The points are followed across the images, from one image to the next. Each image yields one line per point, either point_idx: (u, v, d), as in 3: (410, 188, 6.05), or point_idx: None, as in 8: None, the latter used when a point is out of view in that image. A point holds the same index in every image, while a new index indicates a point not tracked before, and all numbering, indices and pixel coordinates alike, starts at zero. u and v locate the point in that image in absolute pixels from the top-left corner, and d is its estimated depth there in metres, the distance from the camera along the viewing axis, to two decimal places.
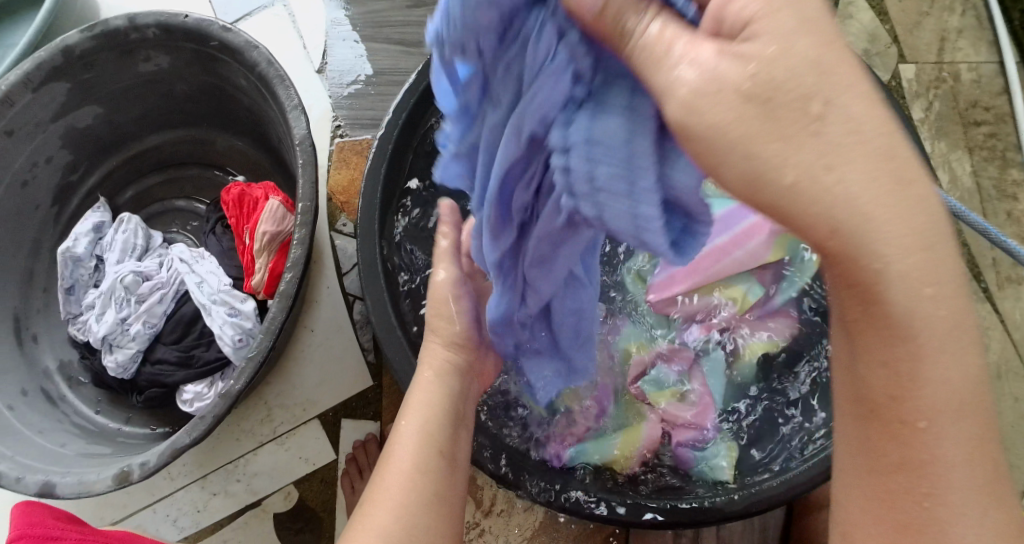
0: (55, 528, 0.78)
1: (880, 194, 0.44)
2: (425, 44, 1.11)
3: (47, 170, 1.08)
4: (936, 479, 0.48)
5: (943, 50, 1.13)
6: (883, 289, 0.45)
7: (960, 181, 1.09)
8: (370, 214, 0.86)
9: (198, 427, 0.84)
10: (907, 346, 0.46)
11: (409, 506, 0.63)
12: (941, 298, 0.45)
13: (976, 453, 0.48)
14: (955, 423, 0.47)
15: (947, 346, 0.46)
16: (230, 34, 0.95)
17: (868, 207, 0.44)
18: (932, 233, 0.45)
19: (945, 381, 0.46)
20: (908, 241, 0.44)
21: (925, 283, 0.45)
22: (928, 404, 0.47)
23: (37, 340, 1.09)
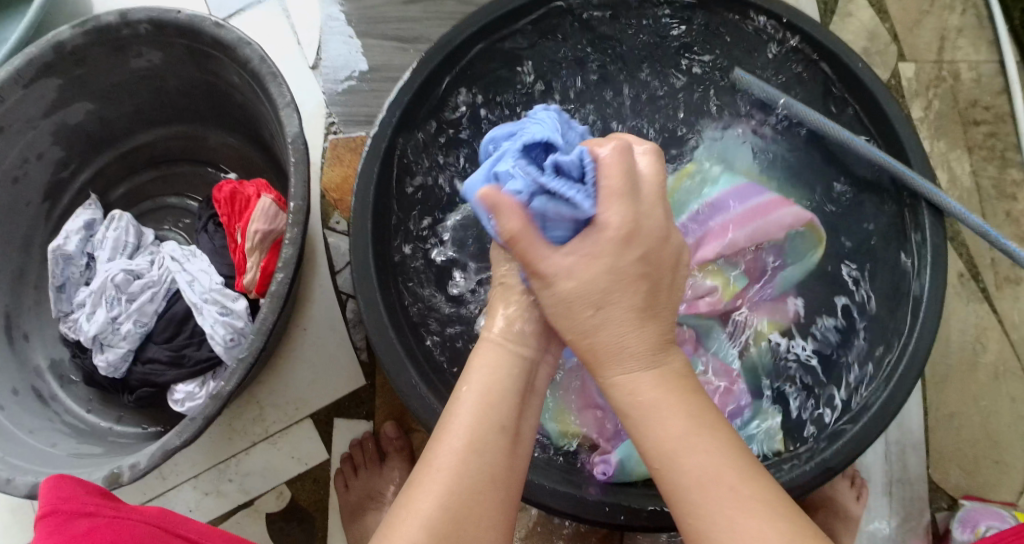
0: (88, 504, 0.69)
1: (620, 333, 0.66)
2: (420, 41, 1.10)
3: (38, 166, 1.07)
4: (717, 537, 0.59)
5: (943, 49, 1.12)
6: (647, 429, 0.63)
7: (959, 181, 1.08)
8: (362, 213, 0.85)
9: (189, 428, 0.83)
10: (639, 419, 0.64)
11: (459, 488, 0.61)
12: (671, 376, 0.65)
13: (750, 505, 0.59)
14: (712, 483, 0.60)
15: (681, 409, 0.63)
16: (223, 30, 0.94)
17: (608, 342, 0.66)
18: (659, 341, 0.66)
19: (677, 436, 0.62)
20: (626, 351, 0.65)
21: (658, 387, 0.64)
22: (671, 459, 0.62)
23: (27, 338, 1.08)
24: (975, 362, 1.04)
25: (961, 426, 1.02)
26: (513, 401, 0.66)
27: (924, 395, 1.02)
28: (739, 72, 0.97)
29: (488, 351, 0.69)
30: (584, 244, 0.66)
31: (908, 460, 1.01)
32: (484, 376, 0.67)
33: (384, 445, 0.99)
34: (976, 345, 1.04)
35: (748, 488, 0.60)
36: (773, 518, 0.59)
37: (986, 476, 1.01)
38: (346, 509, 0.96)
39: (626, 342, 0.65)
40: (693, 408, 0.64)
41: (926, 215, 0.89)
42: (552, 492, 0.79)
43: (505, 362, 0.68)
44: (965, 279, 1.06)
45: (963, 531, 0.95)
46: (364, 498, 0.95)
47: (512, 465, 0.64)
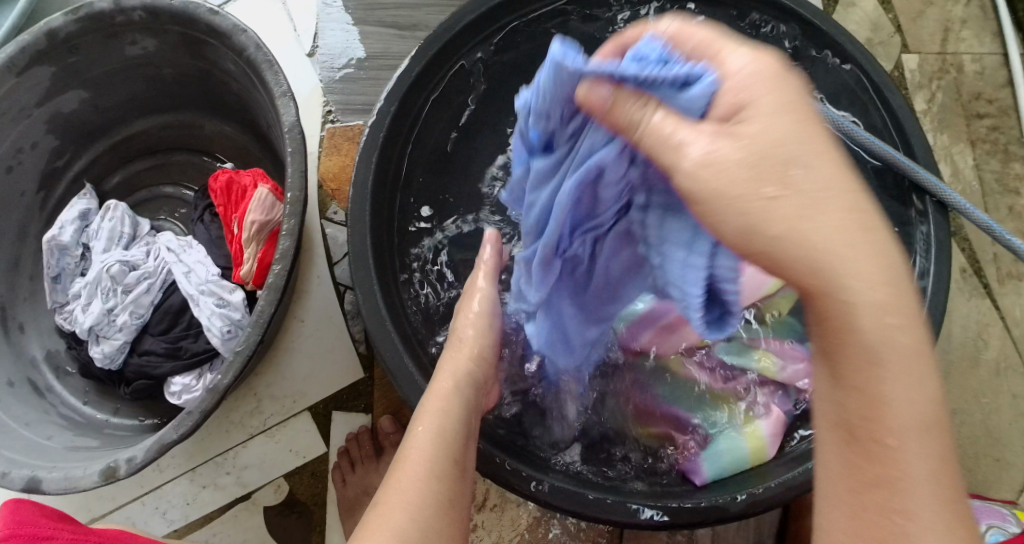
0: (44, 528, 0.77)
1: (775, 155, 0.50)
2: (419, 28, 1.08)
3: (32, 156, 1.05)
4: (909, 465, 0.50)
5: (946, 40, 1.11)
6: (852, 307, 0.49)
7: (962, 175, 1.07)
8: (360, 205, 0.84)
9: (185, 422, 0.83)
10: (875, 369, 0.50)
11: (422, 508, 0.61)
12: (908, 318, 0.50)
13: (908, 381, 0.50)
14: (900, 379, 0.49)
15: (907, 372, 0.50)
16: (217, 17, 0.92)
17: (779, 159, 0.50)
18: (894, 276, 0.50)
19: (904, 396, 0.50)
20: (855, 266, 0.49)
21: (887, 305, 0.49)
22: (886, 414, 0.50)
23: (23, 330, 1.07)
24: (976, 358, 1.03)
25: (962, 422, 1.02)
26: (457, 422, 0.68)
27: None
28: None
29: (457, 358, 0.73)
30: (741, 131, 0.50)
31: None
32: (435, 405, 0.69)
33: (380, 439, 0.98)
34: (977, 340, 1.04)
35: (919, 364, 0.50)
36: (916, 433, 0.50)
37: (987, 473, 1.01)
38: (344, 504, 0.96)
39: (746, 211, 0.50)
40: (925, 376, 0.50)
41: (930, 209, 0.88)
42: (552, 490, 0.79)
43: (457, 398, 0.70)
44: (967, 275, 1.05)
45: None
46: (361, 494, 0.95)
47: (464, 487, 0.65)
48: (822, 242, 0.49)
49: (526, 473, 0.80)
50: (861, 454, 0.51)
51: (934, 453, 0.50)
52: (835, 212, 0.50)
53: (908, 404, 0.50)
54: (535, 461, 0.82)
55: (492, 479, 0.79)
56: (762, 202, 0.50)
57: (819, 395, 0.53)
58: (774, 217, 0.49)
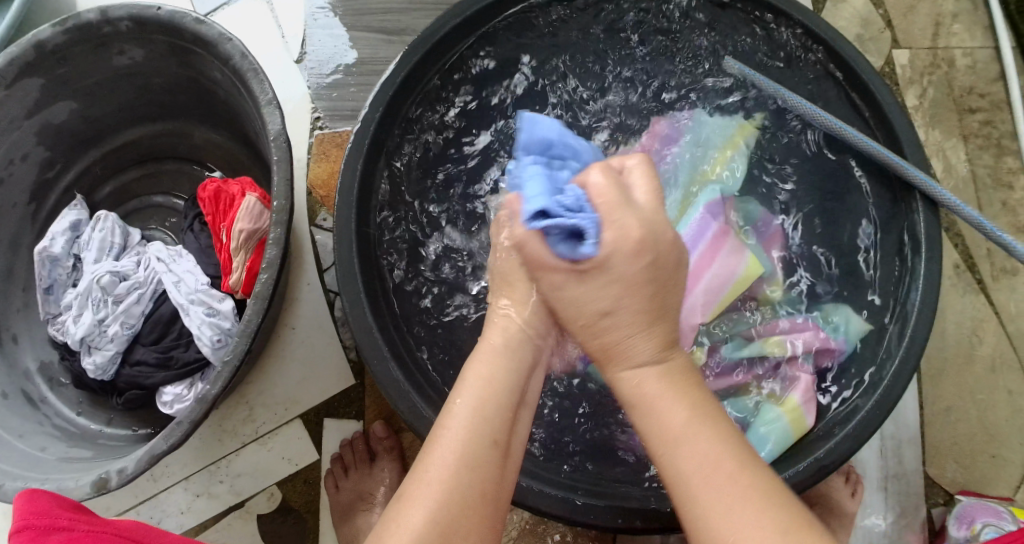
0: (62, 519, 0.72)
1: (592, 313, 0.67)
2: (406, 33, 1.08)
3: (23, 167, 1.05)
4: (709, 495, 0.60)
5: (937, 35, 1.10)
6: (633, 380, 0.66)
7: (955, 170, 1.07)
8: (347, 212, 0.84)
9: (175, 432, 0.83)
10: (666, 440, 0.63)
11: (452, 498, 0.61)
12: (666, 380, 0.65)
13: (715, 418, 0.64)
14: (713, 435, 0.62)
15: (689, 418, 0.63)
16: (203, 27, 0.92)
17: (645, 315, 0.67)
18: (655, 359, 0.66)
19: (684, 444, 0.62)
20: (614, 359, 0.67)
21: (659, 376, 0.65)
22: (675, 471, 0.62)
23: (16, 341, 1.07)
24: (971, 355, 1.03)
25: (957, 419, 1.01)
26: (507, 416, 0.66)
27: (920, 390, 1.02)
28: (728, 61, 0.95)
29: (501, 342, 0.70)
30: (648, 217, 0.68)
31: (904, 454, 1.00)
32: (480, 396, 0.66)
33: (373, 444, 0.98)
34: (972, 337, 1.03)
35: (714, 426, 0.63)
36: (748, 483, 0.60)
37: (983, 470, 1.00)
38: (337, 510, 0.95)
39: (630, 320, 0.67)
40: (707, 432, 0.63)
41: (919, 205, 0.87)
42: (541, 494, 0.79)
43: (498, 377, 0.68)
44: (961, 271, 1.04)
45: (959, 527, 0.94)
46: (354, 500, 0.95)
47: (494, 479, 0.63)
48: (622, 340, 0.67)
49: (517, 478, 0.79)
50: (685, 509, 0.61)
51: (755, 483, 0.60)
52: (633, 322, 0.66)
53: (703, 458, 0.61)
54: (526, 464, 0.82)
55: None
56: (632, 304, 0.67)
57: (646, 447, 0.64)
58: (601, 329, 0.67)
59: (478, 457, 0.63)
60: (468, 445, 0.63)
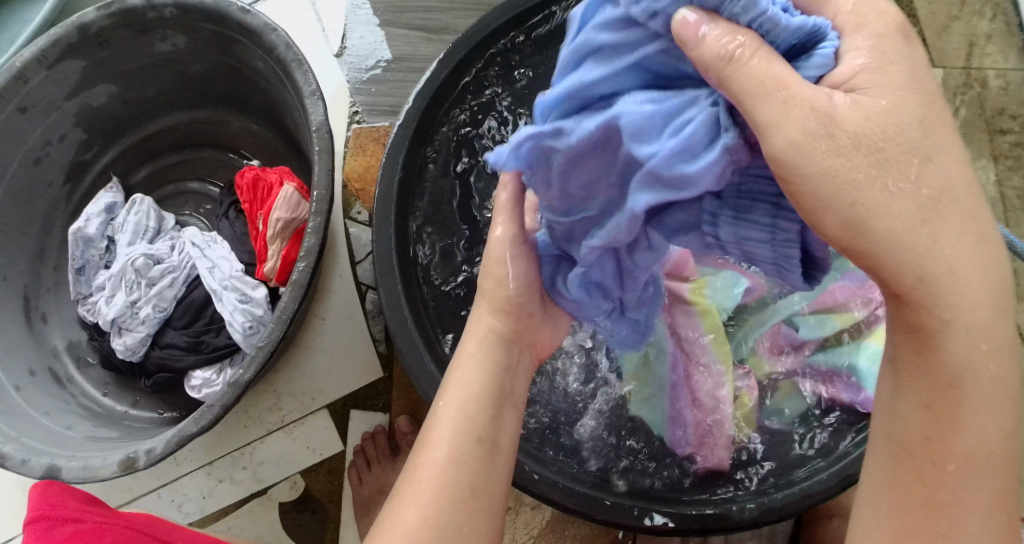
0: (73, 509, 0.74)
1: (919, 231, 0.50)
2: (446, 31, 1.09)
3: (60, 148, 1.06)
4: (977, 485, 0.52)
5: (971, 55, 1.11)
6: (931, 302, 0.51)
7: (984, 191, 1.07)
8: (386, 205, 0.85)
9: (205, 416, 0.83)
10: (954, 392, 0.52)
11: (440, 497, 0.61)
12: (989, 302, 0.51)
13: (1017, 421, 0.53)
14: (998, 408, 0.52)
15: (994, 410, 0.52)
16: (248, 16, 0.93)
17: (897, 157, 0.50)
18: (1000, 309, 0.52)
19: (980, 428, 0.52)
20: (944, 244, 0.50)
21: (987, 315, 0.51)
22: (947, 451, 0.52)
23: (46, 319, 1.08)
24: None
25: None
26: (489, 415, 0.65)
27: None
28: None
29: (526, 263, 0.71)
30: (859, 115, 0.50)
31: None
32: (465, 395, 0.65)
33: (398, 439, 0.99)
34: None
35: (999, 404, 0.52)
36: (1000, 464, 0.53)
37: None
38: (360, 502, 0.96)
39: (830, 168, 0.49)
40: (1010, 412, 0.53)
41: None
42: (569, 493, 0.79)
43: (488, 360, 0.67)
44: None
45: None
46: (377, 492, 0.95)
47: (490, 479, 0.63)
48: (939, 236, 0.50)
49: (544, 476, 0.79)
50: (910, 478, 0.54)
51: (1007, 451, 0.53)
52: (917, 117, 0.50)
53: (977, 437, 0.52)
54: (555, 462, 0.82)
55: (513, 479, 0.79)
56: (872, 185, 0.49)
57: (901, 402, 0.54)
58: (881, 232, 0.49)
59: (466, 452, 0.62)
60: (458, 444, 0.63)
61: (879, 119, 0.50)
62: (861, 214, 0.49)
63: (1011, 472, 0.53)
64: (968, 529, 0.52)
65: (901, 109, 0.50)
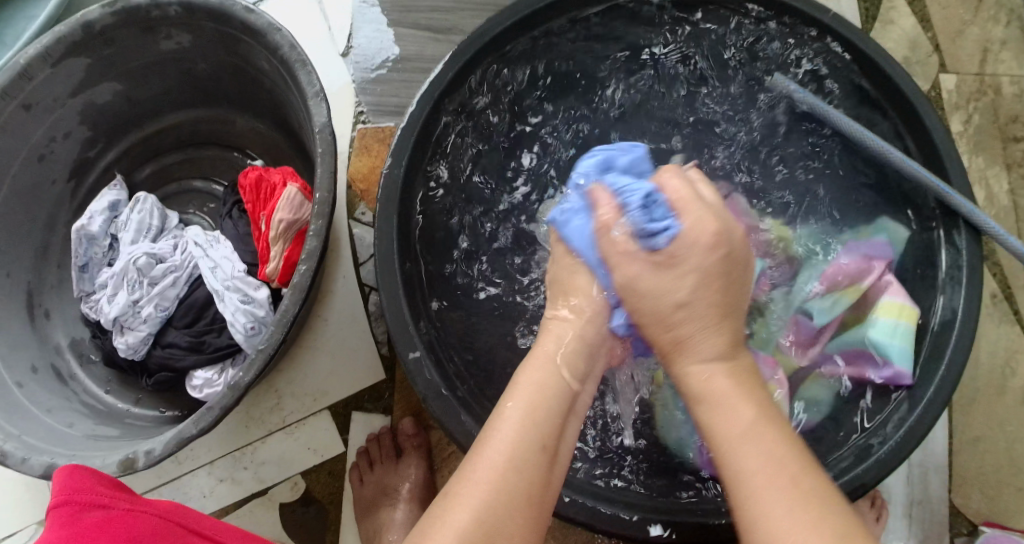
0: (103, 495, 0.70)
1: (670, 278, 0.70)
2: (453, 31, 1.08)
3: (64, 145, 1.06)
4: (769, 497, 0.58)
5: (985, 61, 1.09)
6: (678, 345, 0.69)
7: (996, 199, 1.06)
8: (389, 209, 0.84)
9: (205, 418, 0.83)
10: (707, 403, 0.65)
11: (495, 501, 0.61)
12: (715, 339, 0.67)
13: (767, 423, 0.62)
14: (762, 418, 0.63)
15: (737, 404, 0.64)
16: (253, 15, 0.93)
17: (667, 265, 0.70)
18: (733, 343, 0.68)
19: (736, 420, 0.63)
20: (669, 321, 0.69)
21: (720, 369, 0.66)
22: (744, 467, 0.60)
23: (49, 316, 1.08)
24: (1003, 386, 1.02)
25: (986, 450, 1.00)
26: (553, 423, 0.66)
27: (950, 418, 1.01)
28: (775, 77, 0.95)
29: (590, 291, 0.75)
30: (664, 275, 0.70)
31: (930, 482, 0.99)
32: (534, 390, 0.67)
33: (400, 441, 0.98)
34: (1005, 368, 1.02)
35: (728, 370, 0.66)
36: (769, 426, 0.62)
37: (1009, 503, 0.99)
38: (359, 504, 0.95)
39: (629, 282, 0.71)
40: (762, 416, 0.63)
41: (962, 232, 0.86)
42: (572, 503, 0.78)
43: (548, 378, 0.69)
44: (997, 300, 1.04)
45: None
46: (378, 494, 0.95)
47: (545, 475, 0.64)
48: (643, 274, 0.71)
49: None
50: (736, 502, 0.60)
51: (768, 416, 0.63)
52: (711, 257, 0.69)
53: (732, 420, 0.63)
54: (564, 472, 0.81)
55: None
56: (681, 273, 0.69)
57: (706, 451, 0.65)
58: (664, 307, 0.69)
59: (527, 458, 0.63)
60: (517, 451, 0.63)
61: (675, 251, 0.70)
62: (630, 276, 0.71)
63: (785, 437, 0.62)
64: (785, 494, 0.58)
65: (708, 236, 0.69)
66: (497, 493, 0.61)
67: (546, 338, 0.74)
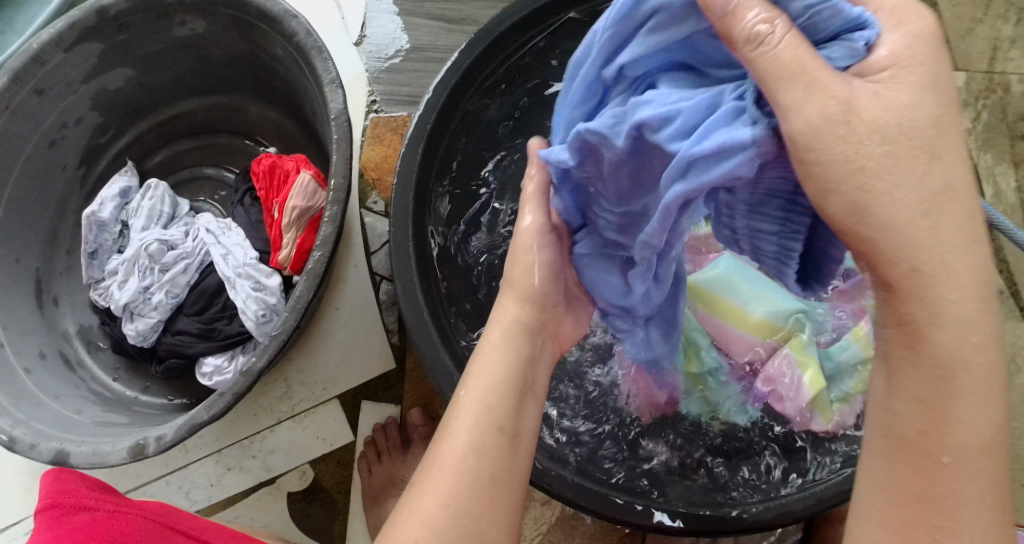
0: (88, 497, 0.72)
1: (879, 135, 0.49)
2: (466, 21, 1.08)
3: (76, 131, 1.06)
4: (953, 480, 0.51)
5: (995, 59, 1.10)
6: (931, 307, 0.50)
7: (1004, 196, 1.07)
8: (405, 197, 0.85)
9: (217, 404, 0.83)
10: (943, 380, 0.50)
11: (460, 483, 0.60)
12: (986, 331, 0.50)
13: (989, 395, 0.50)
14: (981, 390, 0.50)
15: (978, 383, 0.50)
16: (269, 2, 0.93)
17: (912, 140, 0.49)
18: (982, 288, 0.50)
19: (969, 410, 0.50)
20: (881, 209, 0.49)
21: (975, 314, 0.50)
22: (945, 437, 0.51)
23: (57, 302, 1.08)
24: (1009, 382, 1.03)
25: None
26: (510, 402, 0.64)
27: None
28: None
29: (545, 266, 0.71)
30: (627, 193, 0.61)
31: None
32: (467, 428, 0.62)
33: (409, 431, 0.99)
34: (1011, 364, 1.03)
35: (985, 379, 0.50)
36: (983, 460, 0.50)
37: (1014, 498, 1.00)
38: (368, 493, 0.96)
39: (850, 158, 0.49)
40: (990, 392, 0.50)
41: (974, 229, 0.87)
42: (593, 497, 0.77)
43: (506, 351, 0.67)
44: (1004, 297, 1.04)
45: None
46: (386, 484, 0.95)
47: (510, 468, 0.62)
48: (934, 253, 0.49)
49: (569, 480, 0.77)
50: (900, 491, 0.52)
51: (992, 441, 0.50)
52: (905, 130, 0.49)
53: (970, 420, 0.50)
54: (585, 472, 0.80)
55: (540, 486, 0.77)
56: (881, 173, 0.49)
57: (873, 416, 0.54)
58: (883, 215, 0.49)
59: (484, 441, 0.62)
60: (476, 424, 0.62)
61: (902, 110, 0.49)
62: (853, 139, 0.49)
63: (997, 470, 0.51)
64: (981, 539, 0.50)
65: (920, 65, 0.50)
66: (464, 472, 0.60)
67: (490, 327, 0.69)
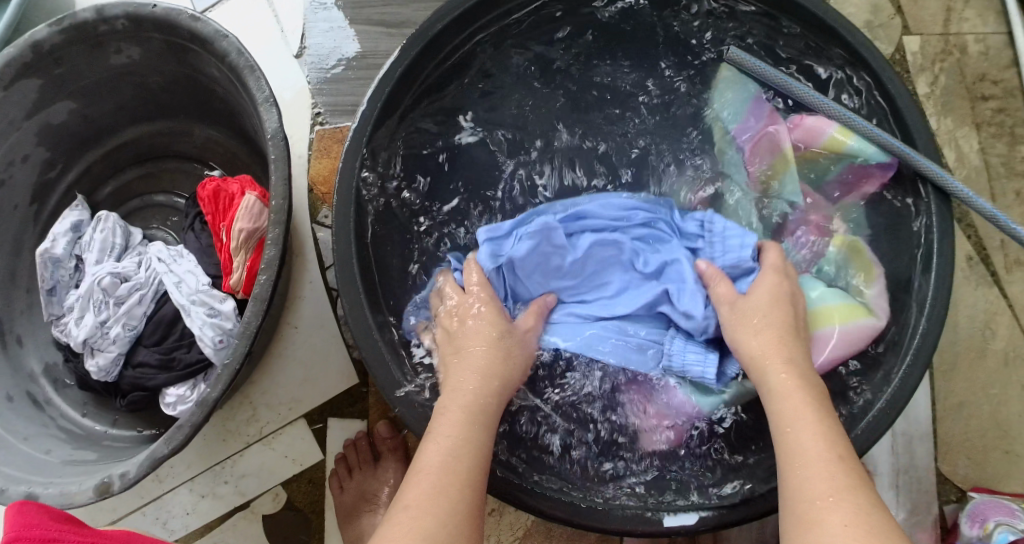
0: (52, 530, 0.74)
1: (754, 322, 0.77)
2: (406, 25, 1.06)
3: (23, 168, 1.05)
4: (812, 489, 0.63)
5: (949, 20, 1.08)
6: (765, 381, 0.73)
7: (967, 159, 1.04)
8: (346, 212, 0.83)
9: (176, 436, 0.82)
10: (779, 404, 0.70)
11: (437, 505, 0.64)
12: (805, 386, 0.71)
13: (831, 425, 0.67)
14: (822, 416, 0.68)
15: (805, 395, 0.70)
16: (200, 24, 0.91)
17: (760, 317, 0.77)
18: (800, 365, 0.73)
19: (810, 436, 0.66)
20: (770, 356, 0.74)
21: (789, 379, 0.71)
22: (795, 453, 0.65)
23: (20, 342, 1.07)
24: (984, 348, 1.01)
25: (970, 414, 1.00)
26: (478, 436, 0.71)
27: (932, 384, 1.00)
28: (733, 50, 0.92)
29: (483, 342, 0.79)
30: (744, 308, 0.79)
31: (915, 451, 0.98)
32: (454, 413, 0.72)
33: (378, 445, 0.98)
34: (985, 330, 1.01)
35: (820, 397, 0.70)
36: (833, 452, 0.64)
37: (996, 466, 0.98)
38: (341, 511, 0.95)
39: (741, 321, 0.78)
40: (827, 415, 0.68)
41: (931, 200, 0.84)
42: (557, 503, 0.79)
43: (479, 402, 0.74)
44: (974, 262, 1.03)
45: (971, 525, 0.92)
46: (358, 500, 0.94)
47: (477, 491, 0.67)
48: (762, 331, 0.76)
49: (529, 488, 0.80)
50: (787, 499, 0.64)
51: (836, 441, 0.65)
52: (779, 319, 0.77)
53: (812, 436, 0.66)
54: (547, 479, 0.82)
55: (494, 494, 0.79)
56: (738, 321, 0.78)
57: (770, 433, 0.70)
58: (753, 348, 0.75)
59: (464, 468, 0.68)
60: (454, 451, 0.69)
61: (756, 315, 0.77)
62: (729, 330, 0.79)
63: (844, 458, 0.64)
64: (827, 507, 0.61)
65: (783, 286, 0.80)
66: (432, 498, 0.65)
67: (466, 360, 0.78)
